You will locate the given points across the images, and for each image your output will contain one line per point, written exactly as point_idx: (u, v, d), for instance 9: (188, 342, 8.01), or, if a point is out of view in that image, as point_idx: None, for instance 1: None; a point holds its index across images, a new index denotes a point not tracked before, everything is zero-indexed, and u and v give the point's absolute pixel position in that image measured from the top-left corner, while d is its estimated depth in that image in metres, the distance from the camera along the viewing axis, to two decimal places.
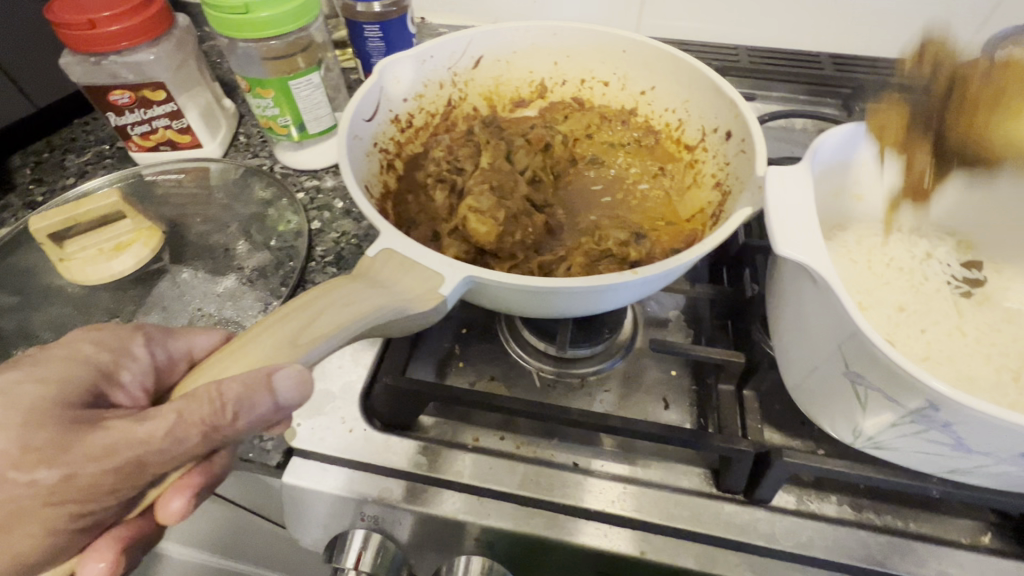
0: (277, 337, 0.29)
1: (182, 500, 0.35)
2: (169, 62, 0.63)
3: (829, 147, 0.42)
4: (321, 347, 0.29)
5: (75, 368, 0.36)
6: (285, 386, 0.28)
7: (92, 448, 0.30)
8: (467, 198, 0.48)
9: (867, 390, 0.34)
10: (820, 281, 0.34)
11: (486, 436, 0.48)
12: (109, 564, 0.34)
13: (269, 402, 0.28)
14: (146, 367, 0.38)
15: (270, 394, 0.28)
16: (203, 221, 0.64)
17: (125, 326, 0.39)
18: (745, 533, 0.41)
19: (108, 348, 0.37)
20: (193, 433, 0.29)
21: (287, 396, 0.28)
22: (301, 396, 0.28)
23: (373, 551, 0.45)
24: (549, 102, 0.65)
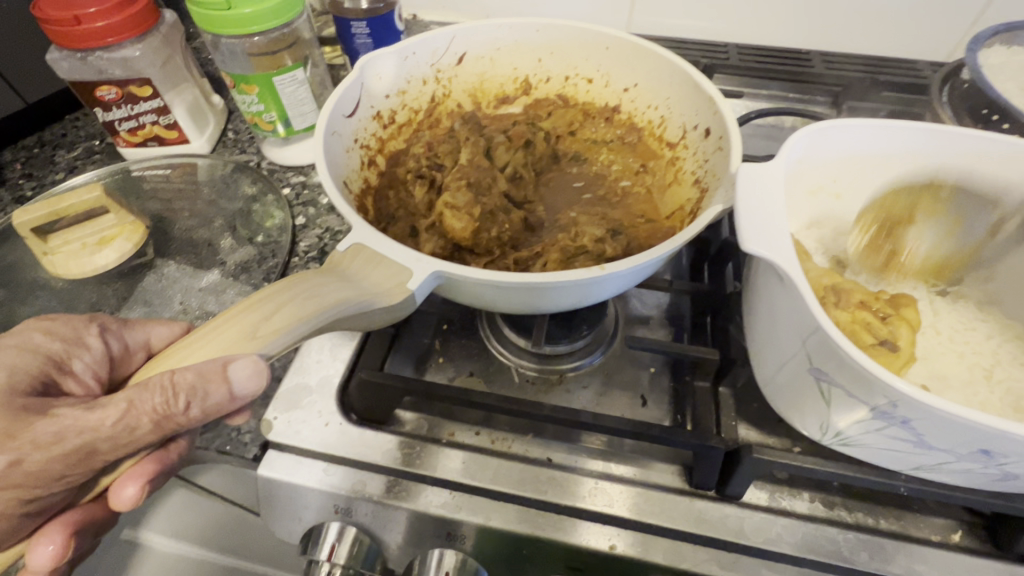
0: (238, 328, 0.29)
1: (134, 489, 0.38)
2: (156, 58, 0.63)
3: (802, 145, 0.42)
4: (281, 340, 0.29)
5: (31, 359, 0.37)
6: (243, 376, 0.29)
7: (39, 433, 0.31)
8: (444, 194, 0.48)
9: (830, 387, 0.34)
10: (787, 277, 0.34)
11: (461, 431, 0.48)
12: (58, 546, 0.37)
13: (224, 391, 0.29)
14: (100, 357, 0.40)
15: (226, 384, 0.29)
16: (188, 216, 0.65)
17: (79, 320, 0.41)
18: (714, 529, 0.41)
19: (63, 338, 0.39)
20: (145, 421, 0.30)
21: (242, 386, 0.29)
22: (255, 386, 0.29)
23: (347, 544, 0.44)
24: (534, 99, 0.65)
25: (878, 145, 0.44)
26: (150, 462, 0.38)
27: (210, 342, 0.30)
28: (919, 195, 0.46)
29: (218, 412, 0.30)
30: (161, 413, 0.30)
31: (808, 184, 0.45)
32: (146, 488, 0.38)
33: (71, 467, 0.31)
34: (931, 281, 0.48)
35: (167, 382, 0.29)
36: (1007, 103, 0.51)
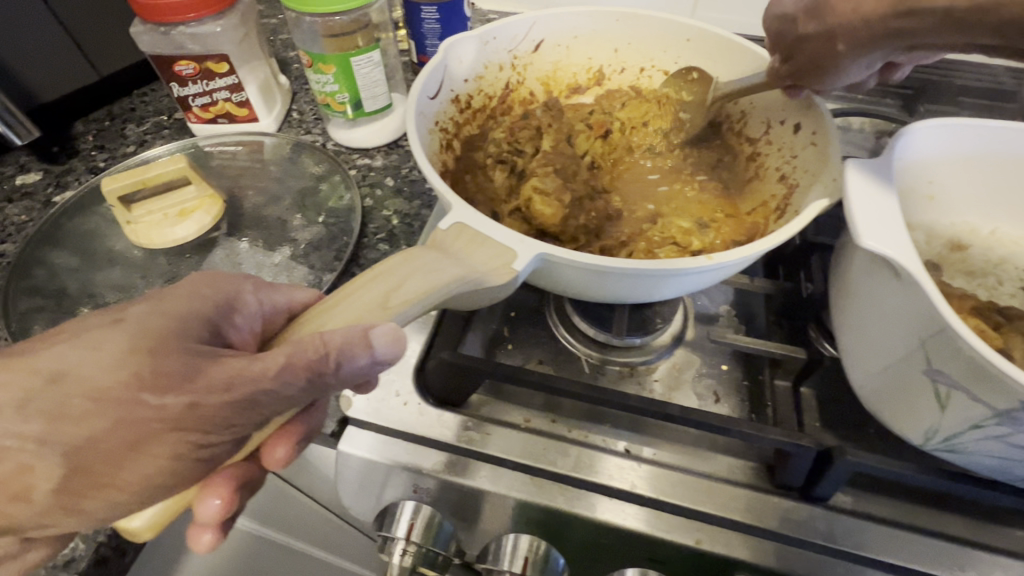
0: (368, 299, 0.30)
1: (286, 449, 0.36)
2: (235, 34, 0.64)
3: (904, 144, 0.42)
4: (410, 310, 0.31)
5: (195, 304, 0.33)
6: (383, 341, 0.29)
7: (212, 379, 0.28)
8: (532, 179, 0.48)
9: (950, 389, 0.33)
10: (905, 274, 0.33)
11: (536, 418, 0.48)
12: (223, 501, 0.34)
13: (366, 354, 0.28)
14: (256, 314, 0.35)
15: (368, 348, 0.29)
16: (257, 193, 0.65)
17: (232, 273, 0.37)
18: (801, 530, 0.41)
19: (219, 288, 0.34)
20: (301, 379, 0.28)
21: (384, 352, 0.29)
22: (398, 351, 0.29)
23: (422, 524, 0.47)
24: (604, 90, 0.64)
25: (976, 148, 0.44)
26: (299, 424, 0.37)
27: (343, 311, 0.31)
28: (1006, 193, 0.47)
29: (360, 377, 0.29)
30: (312, 371, 0.28)
31: (904, 185, 0.45)
32: (297, 448, 0.36)
33: (243, 416, 0.28)
34: None
35: (319, 341, 0.28)
36: None
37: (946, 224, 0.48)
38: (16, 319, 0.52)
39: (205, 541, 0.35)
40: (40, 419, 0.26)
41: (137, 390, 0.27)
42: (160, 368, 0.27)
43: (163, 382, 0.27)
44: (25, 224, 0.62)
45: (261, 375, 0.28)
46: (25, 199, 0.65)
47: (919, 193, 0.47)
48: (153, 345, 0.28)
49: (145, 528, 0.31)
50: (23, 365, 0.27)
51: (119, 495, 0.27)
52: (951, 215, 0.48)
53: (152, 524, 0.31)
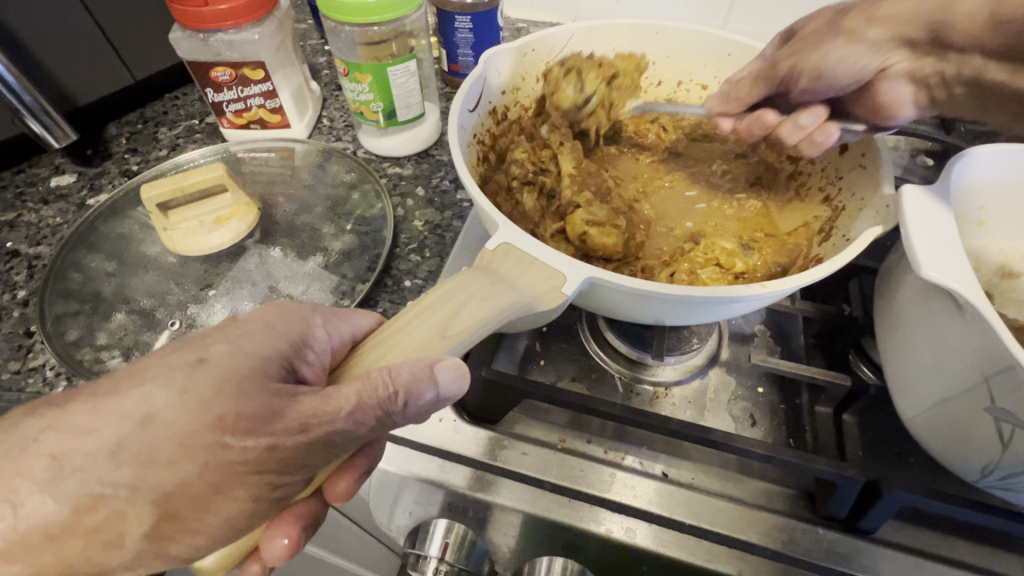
0: (427, 333, 0.30)
1: (349, 481, 0.37)
2: (271, 42, 0.64)
3: (961, 169, 0.41)
4: (466, 341, 0.30)
5: (271, 339, 0.32)
6: (449, 379, 0.29)
7: (289, 420, 0.28)
8: (580, 210, 0.46)
9: (1014, 429, 0.32)
10: (968, 309, 0.32)
11: (571, 437, 0.48)
12: (291, 540, 0.33)
13: (432, 390, 0.28)
14: (331, 345, 0.34)
15: (433, 383, 0.29)
16: (288, 201, 0.65)
17: (304, 305, 0.36)
18: (848, 563, 0.40)
19: (291, 321, 0.33)
20: (370, 420, 0.28)
21: (448, 387, 0.29)
22: (460, 388, 0.29)
23: (455, 543, 0.47)
24: (629, 72, 0.58)
25: None
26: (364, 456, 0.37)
27: (399, 342, 0.30)
28: None
29: (426, 413, 0.29)
30: (380, 410, 0.28)
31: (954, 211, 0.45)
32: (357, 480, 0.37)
33: (316, 456, 0.28)
34: None
35: (387, 378, 0.28)
36: None
37: (995, 250, 0.47)
38: (52, 322, 0.52)
39: (253, 573, 0.35)
40: (133, 466, 0.26)
41: (220, 433, 0.27)
42: (242, 410, 0.27)
43: (244, 425, 0.27)
44: (60, 227, 0.63)
45: (335, 415, 0.28)
46: (60, 201, 0.66)
47: (969, 219, 0.46)
48: (231, 383, 0.28)
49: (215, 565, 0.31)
50: (114, 407, 0.28)
51: (203, 535, 0.27)
52: (998, 242, 0.47)
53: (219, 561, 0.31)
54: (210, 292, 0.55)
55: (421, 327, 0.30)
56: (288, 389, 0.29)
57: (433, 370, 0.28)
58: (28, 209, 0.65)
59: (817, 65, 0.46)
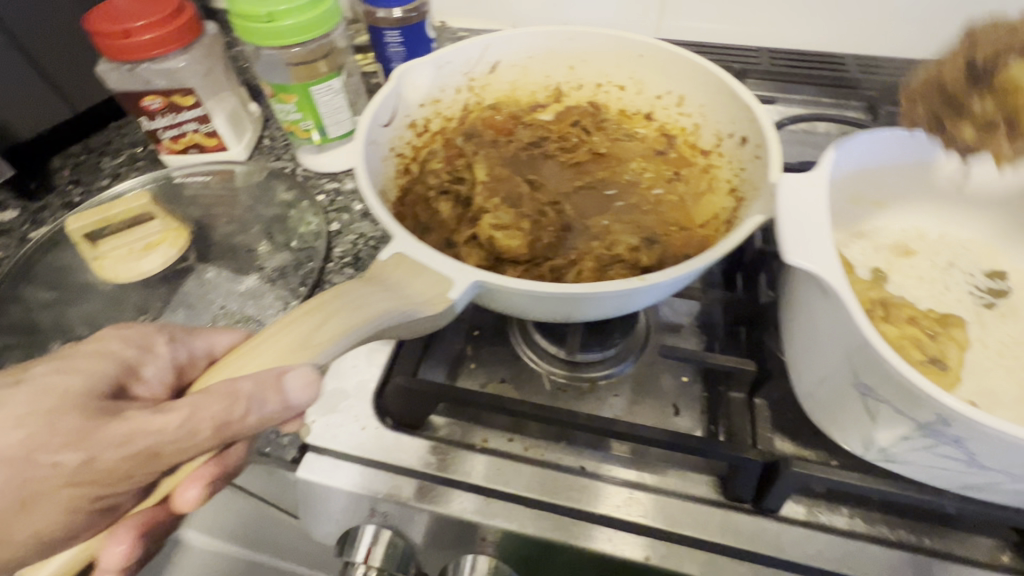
0: (290, 342, 0.31)
1: (196, 490, 0.36)
2: (199, 68, 0.65)
3: (844, 154, 0.42)
4: (330, 349, 0.31)
5: (104, 361, 0.37)
6: (297, 391, 0.30)
7: (109, 434, 0.31)
8: (486, 214, 0.48)
9: (876, 404, 0.33)
10: (830, 290, 0.34)
11: (494, 437, 0.49)
12: (128, 547, 0.36)
13: (278, 399, 0.30)
14: (167, 363, 0.39)
15: (280, 393, 0.30)
16: (227, 222, 0.66)
17: (153, 326, 0.41)
18: (753, 542, 0.41)
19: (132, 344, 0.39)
20: (204, 426, 0.31)
21: (298, 395, 0.30)
22: (309, 396, 0.30)
23: (381, 548, 0.46)
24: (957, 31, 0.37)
25: (923, 155, 0.45)
26: (212, 464, 0.37)
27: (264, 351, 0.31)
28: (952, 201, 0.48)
29: (274, 421, 0.31)
30: (223, 419, 0.31)
31: (850, 193, 0.46)
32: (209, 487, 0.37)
33: None
34: (978, 293, 0.45)
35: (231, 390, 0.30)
36: None
37: (895, 232, 0.49)
38: None
39: None
40: None
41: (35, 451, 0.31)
42: (55, 428, 0.31)
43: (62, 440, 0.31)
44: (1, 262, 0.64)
45: (161, 428, 0.31)
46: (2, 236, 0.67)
47: (867, 200, 0.48)
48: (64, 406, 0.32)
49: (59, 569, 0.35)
50: None
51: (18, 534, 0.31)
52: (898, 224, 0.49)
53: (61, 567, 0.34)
54: (146, 317, 0.57)
55: (284, 339, 0.31)
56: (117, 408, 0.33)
57: (281, 381, 0.30)
58: None
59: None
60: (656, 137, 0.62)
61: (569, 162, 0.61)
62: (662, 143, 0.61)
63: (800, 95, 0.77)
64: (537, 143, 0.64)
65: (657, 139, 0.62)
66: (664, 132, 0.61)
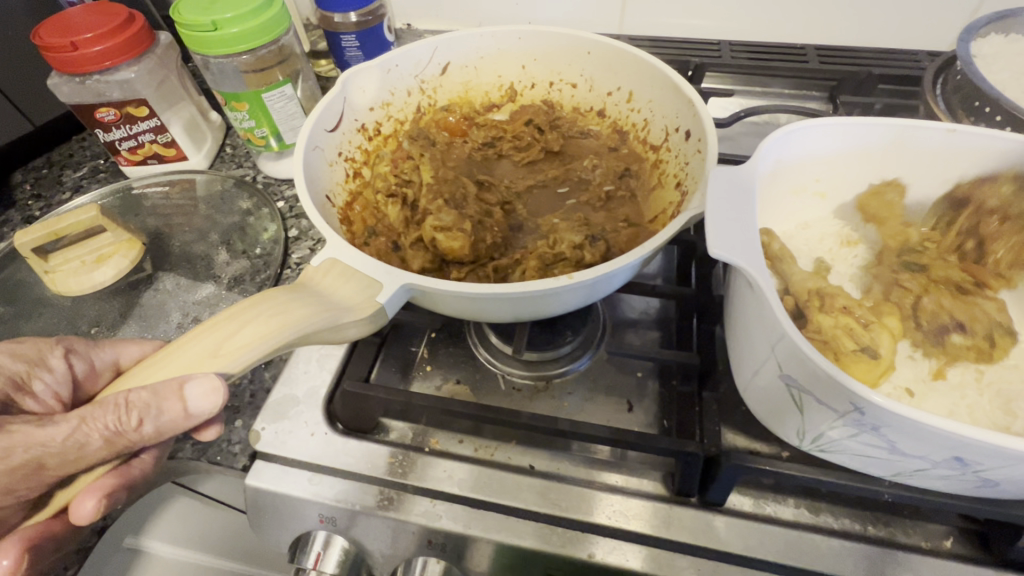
0: (199, 352, 0.32)
1: (92, 503, 0.36)
2: (151, 78, 0.65)
3: (778, 145, 0.42)
4: (239, 357, 0.31)
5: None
6: (197, 400, 0.31)
7: None
8: (429, 216, 0.48)
9: (800, 394, 0.33)
10: (753, 282, 0.34)
11: (445, 439, 0.48)
12: (12, 560, 0.37)
13: (178, 406, 0.31)
14: (63, 377, 0.43)
15: (181, 401, 0.31)
16: (185, 231, 0.66)
17: (48, 338, 0.44)
18: (697, 536, 0.41)
19: (27, 359, 0.42)
20: (95, 437, 0.33)
21: (198, 402, 0.31)
22: (211, 403, 0.30)
23: (333, 553, 0.45)
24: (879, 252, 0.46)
25: (861, 145, 0.45)
26: (115, 474, 0.39)
27: (179, 359, 0.32)
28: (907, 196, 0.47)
29: (172, 429, 0.32)
30: (113, 429, 0.32)
31: (791, 184, 0.47)
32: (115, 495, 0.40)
33: None
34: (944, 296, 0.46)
35: (124, 402, 0.32)
36: (998, 95, 0.50)
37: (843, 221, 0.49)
38: None
39: None
40: None
41: None
42: None
43: None
44: None
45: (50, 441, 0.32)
46: None
47: (810, 190, 0.48)
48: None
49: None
50: None
51: None
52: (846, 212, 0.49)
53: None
54: (99, 330, 0.57)
55: (190, 349, 0.32)
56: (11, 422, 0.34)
57: (181, 390, 0.31)
58: None
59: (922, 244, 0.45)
60: (611, 133, 0.62)
61: (523, 160, 0.61)
62: (616, 138, 0.61)
63: (761, 88, 0.77)
64: (493, 142, 0.63)
65: (611, 135, 0.62)
66: (617, 127, 0.61)
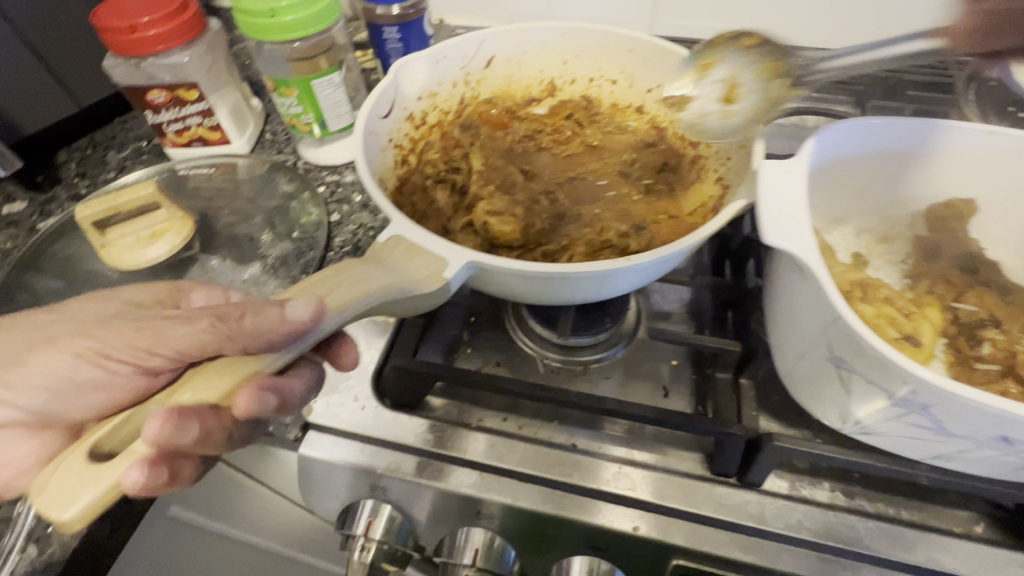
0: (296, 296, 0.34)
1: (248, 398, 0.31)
2: (202, 63, 0.67)
3: (828, 141, 0.44)
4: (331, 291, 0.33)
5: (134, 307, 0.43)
6: (298, 306, 0.31)
7: None
8: (482, 201, 0.51)
9: (850, 374, 0.35)
10: (807, 268, 0.36)
11: (489, 417, 0.50)
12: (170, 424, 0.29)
13: (278, 311, 0.31)
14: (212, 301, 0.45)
15: (281, 308, 0.32)
16: (230, 213, 0.68)
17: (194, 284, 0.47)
18: (735, 514, 0.43)
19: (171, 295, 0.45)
20: None
21: (297, 310, 0.31)
22: (307, 309, 0.31)
23: (381, 522, 0.47)
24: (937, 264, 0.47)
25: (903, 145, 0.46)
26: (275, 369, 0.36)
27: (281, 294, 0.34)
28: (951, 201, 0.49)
29: (268, 333, 0.31)
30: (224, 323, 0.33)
31: (832, 182, 0.48)
32: (266, 393, 0.32)
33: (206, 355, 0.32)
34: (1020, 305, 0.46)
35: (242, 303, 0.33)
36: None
37: (878, 218, 0.51)
38: None
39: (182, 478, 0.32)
40: None
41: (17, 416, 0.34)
42: None
43: None
44: (10, 251, 0.65)
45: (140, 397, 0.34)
46: (10, 226, 0.68)
47: (850, 189, 0.49)
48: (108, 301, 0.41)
49: (75, 521, 0.26)
50: None
51: None
52: (882, 210, 0.51)
53: (85, 512, 0.26)
54: None
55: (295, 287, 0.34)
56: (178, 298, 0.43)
57: (280, 304, 0.32)
58: None
59: (959, 254, 0.48)
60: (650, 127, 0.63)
61: (563, 153, 0.64)
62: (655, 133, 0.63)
63: None
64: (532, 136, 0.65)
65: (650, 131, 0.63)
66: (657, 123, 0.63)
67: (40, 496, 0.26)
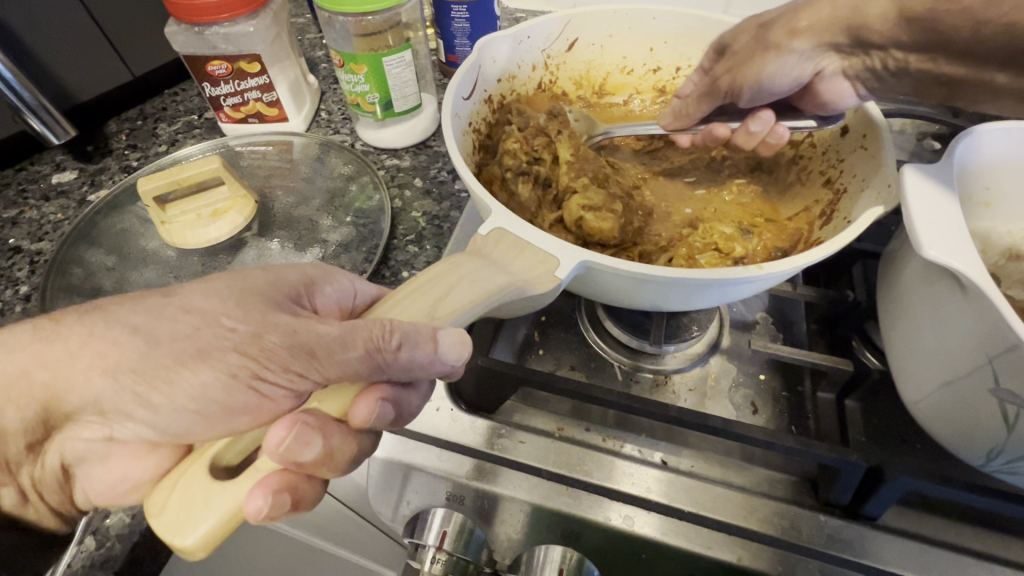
0: (431, 295, 0.32)
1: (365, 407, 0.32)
2: (266, 34, 0.64)
3: (965, 148, 0.40)
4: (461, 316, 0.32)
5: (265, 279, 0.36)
6: (451, 346, 0.31)
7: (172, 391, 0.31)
8: (574, 193, 0.47)
9: (1020, 412, 0.31)
10: (971, 288, 0.31)
11: (570, 426, 0.47)
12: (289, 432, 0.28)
13: (430, 351, 0.31)
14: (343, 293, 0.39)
15: (433, 344, 0.31)
16: (287, 194, 0.64)
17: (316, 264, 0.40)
18: (847, 549, 0.40)
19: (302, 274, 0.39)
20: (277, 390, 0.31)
21: (448, 352, 0.31)
22: (462, 354, 0.31)
23: (452, 531, 0.45)
24: None
25: None
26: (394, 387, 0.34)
27: (406, 305, 0.32)
28: None
29: (420, 372, 0.31)
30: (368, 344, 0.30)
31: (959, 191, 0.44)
32: (383, 403, 0.33)
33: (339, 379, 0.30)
34: None
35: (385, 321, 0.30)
36: None
37: (1003, 232, 0.47)
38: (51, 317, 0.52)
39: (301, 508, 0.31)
40: None
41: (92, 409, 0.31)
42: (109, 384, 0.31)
43: (130, 396, 0.31)
44: (61, 223, 0.63)
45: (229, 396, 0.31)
46: (61, 197, 0.66)
47: (974, 200, 0.45)
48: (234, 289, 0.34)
49: (199, 546, 0.26)
50: None
51: None
52: (1006, 224, 0.47)
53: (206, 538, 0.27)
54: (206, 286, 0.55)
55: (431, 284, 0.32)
56: (306, 295, 0.37)
57: (435, 334, 0.31)
58: (29, 206, 0.65)
59: None
60: None
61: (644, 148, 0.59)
62: None
63: None
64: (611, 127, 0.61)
65: None
66: None
67: (162, 518, 0.27)
